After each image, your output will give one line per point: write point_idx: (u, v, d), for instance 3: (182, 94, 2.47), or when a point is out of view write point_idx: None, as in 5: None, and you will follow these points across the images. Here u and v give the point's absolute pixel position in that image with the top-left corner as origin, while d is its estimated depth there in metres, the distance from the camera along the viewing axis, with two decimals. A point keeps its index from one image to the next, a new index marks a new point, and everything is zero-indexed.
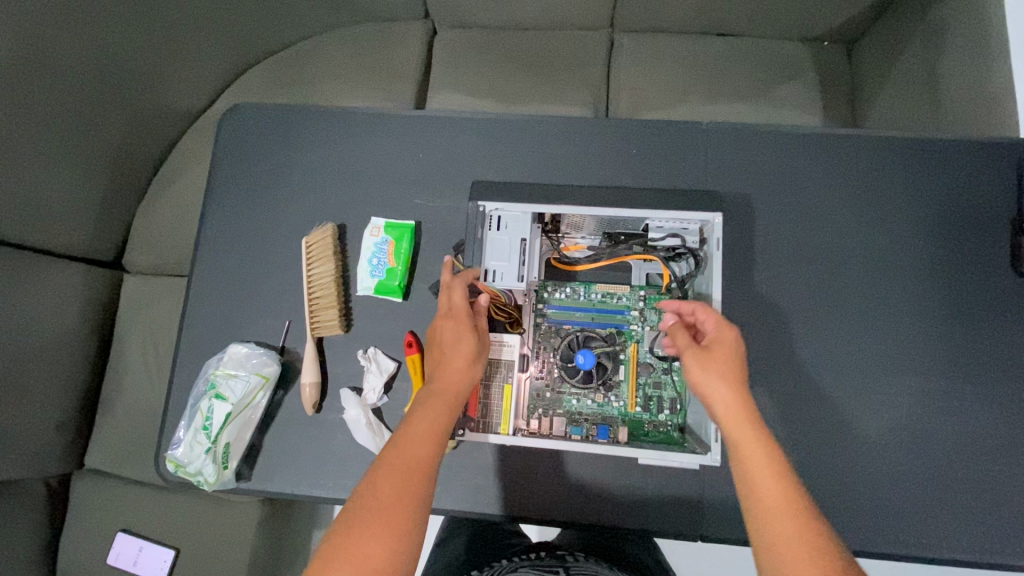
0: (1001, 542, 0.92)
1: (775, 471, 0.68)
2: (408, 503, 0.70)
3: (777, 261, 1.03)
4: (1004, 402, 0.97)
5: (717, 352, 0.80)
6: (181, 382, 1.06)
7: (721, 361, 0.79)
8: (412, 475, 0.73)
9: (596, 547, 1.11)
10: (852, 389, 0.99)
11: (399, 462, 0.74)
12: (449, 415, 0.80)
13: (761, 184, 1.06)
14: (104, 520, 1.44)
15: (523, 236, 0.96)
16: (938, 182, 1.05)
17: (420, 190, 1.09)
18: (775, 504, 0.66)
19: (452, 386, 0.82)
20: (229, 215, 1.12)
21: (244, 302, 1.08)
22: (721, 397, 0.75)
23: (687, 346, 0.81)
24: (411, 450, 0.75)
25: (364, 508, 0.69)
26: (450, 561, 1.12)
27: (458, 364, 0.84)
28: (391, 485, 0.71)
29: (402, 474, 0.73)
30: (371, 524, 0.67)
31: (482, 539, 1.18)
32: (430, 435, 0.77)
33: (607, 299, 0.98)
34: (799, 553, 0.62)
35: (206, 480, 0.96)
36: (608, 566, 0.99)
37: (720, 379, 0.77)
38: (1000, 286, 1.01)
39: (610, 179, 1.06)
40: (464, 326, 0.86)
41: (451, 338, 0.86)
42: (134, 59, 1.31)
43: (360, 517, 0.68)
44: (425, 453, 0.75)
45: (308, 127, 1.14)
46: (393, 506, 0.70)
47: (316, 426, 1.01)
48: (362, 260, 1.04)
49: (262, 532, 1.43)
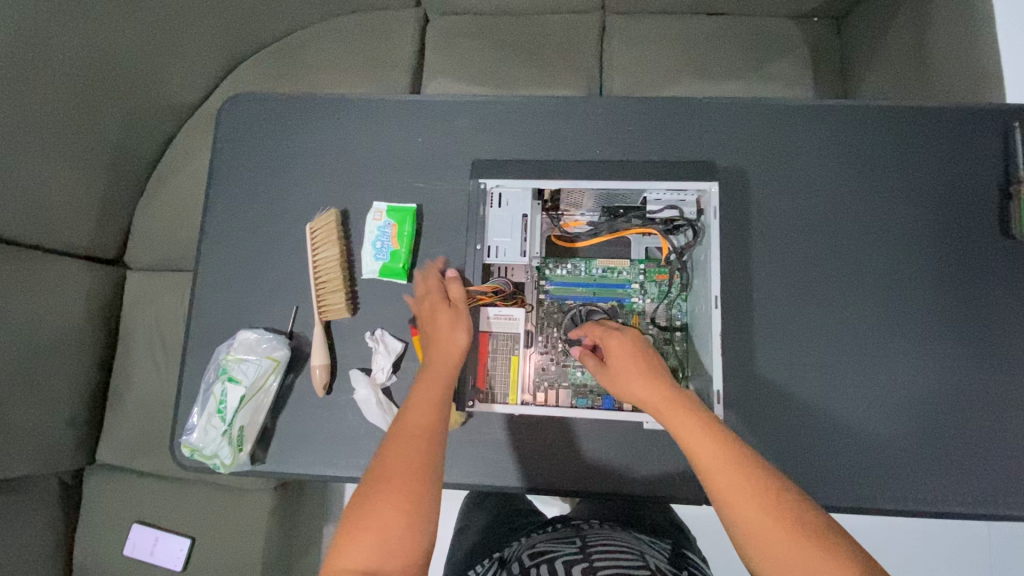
0: (994, 495, 0.96)
1: (703, 433, 0.74)
2: (417, 469, 0.73)
3: (771, 231, 1.05)
4: (996, 360, 1.00)
5: (613, 358, 0.85)
6: (191, 370, 1.08)
7: (623, 353, 0.85)
8: (417, 444, 0.76)
9: (611, 515, 1.14)
10: (847, 354, 1.01)
11: (402, 436, 0.77)
12: (446, 385, 0.84)
13: (755, 156, 1.08)
14: (120, 511, 1.46)
15: (525, 212, 0.98)
16: (927, 149, 1.07)
17: (419, 173, 1.10)
18: (712, 463, 0.71)
19: (442, 357, 0.86)
20: (232, 205, 1.14)
21: (250, 290, 1.10)
22: (643, 392, 0.81)
23: (594, 370, 0.88)
24: (415, 423, 0.79)
25: (372, 484, 0.72)
26: (473, 545, 1.15)
27: (445, 334, 0.88)
28: (399, 454, 0.75)
29: (408, 444, 0.76)
30: (383, 495, 0.70)
31: (501, 520, 1.21)
32: (430, 406, 0.81)
33: (608, 273, 1.00)
34: (748, 499, 0.67)
35: (222, 463, 0.98)
36: (625, 531, 1.02)
37: (632, 377, 0.82)
38: (989, 248, 1.04)
39: (607, 157, 1.08)
40: (439, 302, 0.92)
41: (432, 317, 0.92)
42: (130, 54, 1.32)
43: (371, 492, 0.71)
44: (428, 424, 0.79)
45: (307, 115, 1.15)
46: (405, 474, 0.73)
47: (326, 408, 1.04)
48: (365, 244, 1.06)
49: (275, 518, 1.46)
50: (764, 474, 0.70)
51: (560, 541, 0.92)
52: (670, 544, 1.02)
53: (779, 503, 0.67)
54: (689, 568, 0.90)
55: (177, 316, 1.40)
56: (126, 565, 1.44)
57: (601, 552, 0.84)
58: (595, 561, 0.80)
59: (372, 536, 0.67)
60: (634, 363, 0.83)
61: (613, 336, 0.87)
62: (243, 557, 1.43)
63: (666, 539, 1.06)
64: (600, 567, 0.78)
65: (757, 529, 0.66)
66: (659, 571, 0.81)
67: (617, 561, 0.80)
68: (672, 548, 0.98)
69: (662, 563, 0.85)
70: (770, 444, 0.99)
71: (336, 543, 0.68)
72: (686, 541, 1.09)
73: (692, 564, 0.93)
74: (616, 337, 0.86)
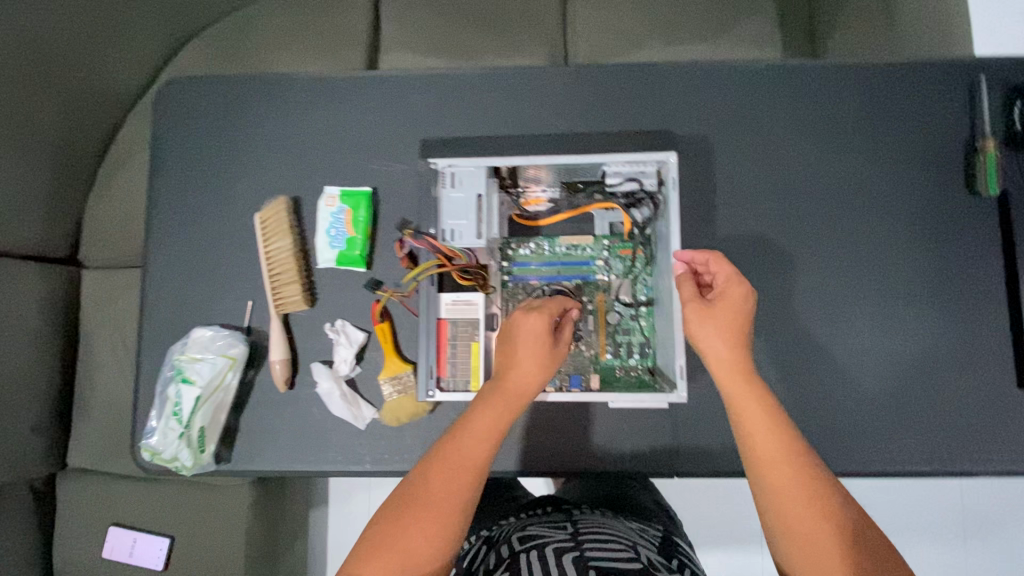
0: (962, 453, 0.96)
1: (769, 425, 0.70)
2: (457, 500, 0.70)
3: (737, 199, 1.03)
4: (962, 319, 1.00)
5: (722, 304, 0.79)
6: (147, 372, 1.04)
7: (717, 331, 0.78)
8: (464, 474, 0.72)
9: (600, 498, 1.12)
10: (817, 320, 1.00)
11: (451, 460, 0.73)
12: (510, 414, 0.77)
13: (719, 122, 1.04)
14: (97, 516, 1.44)
15: (480, 191, 0.86)
16: (892, 108, 1.05)
17: (373, 154, 1.05)
18: (768, 455, 0.69)
19: (517, 390, 0.78)
20: (177, 198, 1.08)
21: (203, 285, 1.05)
22: (717, 353, 0.77)
23: (689, 298, 0.80)
24: (466, 449, 0.73)
25: (412, 501, 0.70)
26: None
27: (530, 366, 0.79)
28: (441, 483, 0.71)
29: (455, 472, 0.72)
30: (419, 519, 0.68)
31: (489, 500, 1.21)
32: (487, 434, 0.75)
33: (572, 250, 0.97)
34: (799, 501, 0.66)
35: (183, 466, 0.96)
36: (616, 516, 1.01)
37: (719, 334, 0.77)
38: (956, 206, 1.02)
39: (567, 129, 1.04)
40: (543, 326, 0.80)
41: (529, 337, 0.81)
42: (64, 39, 1.23)
43: (410, 510, 0.69)
44: (479, 456, 0.73)
45: (251, 98, 1.09)
46: (443, 503, 0.70)
47: (290, 404, 1.01)
48: (319, 231, 1.01)
49: (255, 514, 1.44)
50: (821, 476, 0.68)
51: (551, 526, 0.90)
52: (661, 528, 1.01)
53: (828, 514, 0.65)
54: (679, 557, 0.89)
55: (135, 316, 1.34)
56: (108, 567, 1.42)
57: (593, 541, 0.83)
58: (586, 551, 0.79)
59: (396, 559, 0.67)
60: (723, 347, 0.77)
61: (718, 309, 0.79)
62: (226, 554, 1.41)
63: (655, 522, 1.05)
64: (591, 559, 0.76)
65: (797, 524, 0.65)
66: (650, 564, 0.79)
67: (608, 553, 0.79)
68: (663, 535, 0.97)
69: (654, 555, 0.84)
70: None
71: (364, 548, 0.68)
72: (673, 522, 1.09)
73: (681, 552, 0.92)
74: (740, 290, 0.79)
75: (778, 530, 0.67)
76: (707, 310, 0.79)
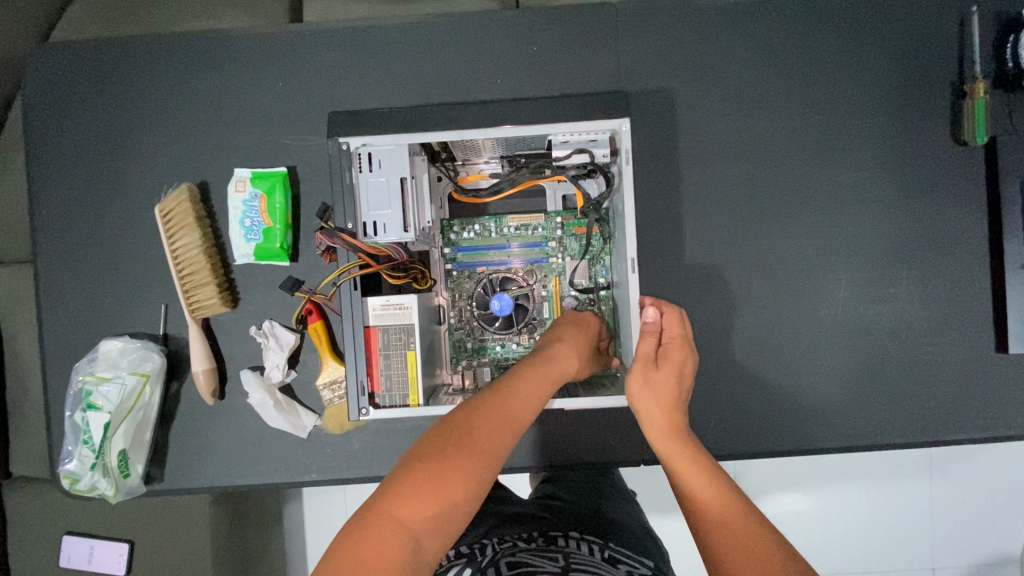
0: (937, 421, 0.92)
1: (719, 492, 0.63)
2: (497, 449, 0.60)
3: (705, 162, 0.93)
4: (943, 280, 0.93)
5: (668, 364, 0.73)
6: (55, 390, 0.93)
7: (656, 395, 0.72)
8: (507, 425, 0.62)
9: (586, 512, 0.92)
10: (789, 291, 0.93)
11: (499, 410, 0.62)
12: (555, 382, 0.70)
13: (684, 74, 0.92)
14: (39, 534, 1.18)
15: (403, 174, 0.73)
16: (876, 49, 0.93)
17: (286, 128, 0.90)
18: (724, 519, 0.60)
19: (564, 357, 0.72)
20: (62, 190, 0.93)
21: (104, 289, 0.92)
22: (650, 417, 0.71)
23: (641, 355, 0.73)
24: (511, 399, 0.64)
25: (457, 445, 0.58)
26: None
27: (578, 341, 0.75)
28: (485, 423, 0.60)
29: (503, 423, 0.61)
30: (465, 463, 0.57)
31: None
32: (534, 396, 0.66)
33: (522, 231, 0.87)
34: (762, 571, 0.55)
35: (105, 493, 0.87)
36: (604, 543, 0.81)
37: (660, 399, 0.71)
38: (939, 160, 0.93)
39: (512, 88, 0.90)
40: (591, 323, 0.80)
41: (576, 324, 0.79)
42: None
43: (454, 451, 0.57)
44: (523, 410, 0.64)
45: (137, 66, 0.92)
46: (487, 444, 0.59)
47: (222, 415, 0.92)
48: (232, 223, 0.88)
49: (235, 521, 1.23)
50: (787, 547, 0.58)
51: (535, 556, 0.72)
52: (652, 560, 0.83)
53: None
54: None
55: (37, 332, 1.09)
56: None
57: None
58: None
59: (428, 499, 0.54)
60: (658, 415, 0.71)
61: (660, 373, 0.72)
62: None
63: (648, 545, 0.88)
64: None
65: None
66: None
67: None
68: (656, 567, 0.81)
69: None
70: (709, 395, 0.92)
71: (391, 491, 0.54)
72: (662, 547, 0.89)
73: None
74: (681, 349, 0.74)
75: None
76: (655, 370, 0.72)
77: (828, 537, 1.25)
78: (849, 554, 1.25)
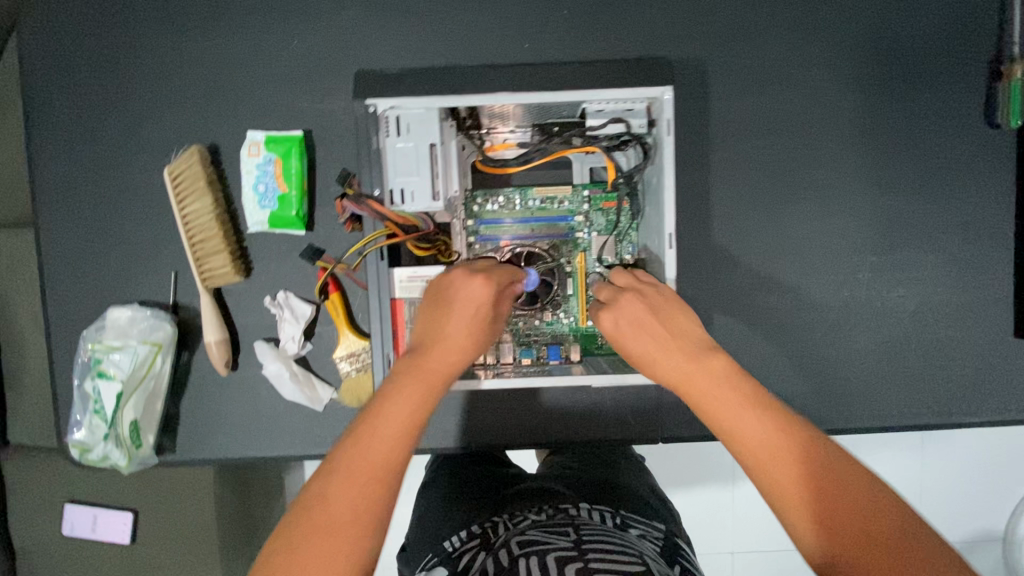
0: (952, 404, 0.93)
1: (766, 428, 0.58)
2: (361, 512, 0.56)
3: (734, 137, 0.90)
4: (966, 264, 0.92)
5: (645, 327, 0.68)
6: (60, 358, 0.90)
7: (661, 351, 0.66)
8: (368, 478, 0.57)
9: (595, 481, 0.92)
10: (814, 271, 0.92)
11: (354, 474, 0.57)
12: (425, 400, 0.62)
13: (718, 44, 0.88)
14: (39, 501, 1.15)
15: (433, 140, 0.70)
16: (912, 23, 0.90)
17: (301, 89, 0.86)
18: (766, 448, 0.57)
19: (436, 367, 0.65)
20: (64, 149, 0.88)
21: (110, 255, 0.88)
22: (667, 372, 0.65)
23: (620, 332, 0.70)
24: (372, 442, 0.58)
25: (314, 533, 0.54)
26: (429, 501, 0.95)
27: (455, 340, 0.67)
28: (342, 487, 0.56)
29: (358, 484, 0.57)
30: (323, 554, 0.53)
31: (462, 471, 0.99)
32: (394, 428, 0.60)
33: (547, 204, 0.84)
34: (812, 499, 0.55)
35: (119, 463, 0.86)
36: (614, 510, 0.82)
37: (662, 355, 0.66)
38: (970, 140, 0.92)
39: (539, 54, 0.86)
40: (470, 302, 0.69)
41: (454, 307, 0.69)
42: None
43: (308, 542, 0.54)
44: (388, 453, 0.58)
45: (142, 17, 0.86)
46: (347, 511, 0.55)
47: (235, 386, 0.90)
48: (245, 188, 0.84)
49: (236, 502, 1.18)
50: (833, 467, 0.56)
51: (547, 528, 0.72)
52: (662, 524, 0.83)
53: (847, 513, 0.53)
54: (682, 562, 0.74)
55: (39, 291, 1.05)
56: (65, 546, 1.16)
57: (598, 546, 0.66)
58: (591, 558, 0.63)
59: None
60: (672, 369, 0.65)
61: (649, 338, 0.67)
62: (200, 548, 1.14)
63: (657, 510, 0.88)
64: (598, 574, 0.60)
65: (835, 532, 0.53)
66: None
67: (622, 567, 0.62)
68: (666, 531, 0.81)
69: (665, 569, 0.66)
70: None
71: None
72: (671, 510, 0.91)
73: (688, 558, 0.75)
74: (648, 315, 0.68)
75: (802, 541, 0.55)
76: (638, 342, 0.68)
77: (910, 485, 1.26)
78: (944, 498, 1.26)
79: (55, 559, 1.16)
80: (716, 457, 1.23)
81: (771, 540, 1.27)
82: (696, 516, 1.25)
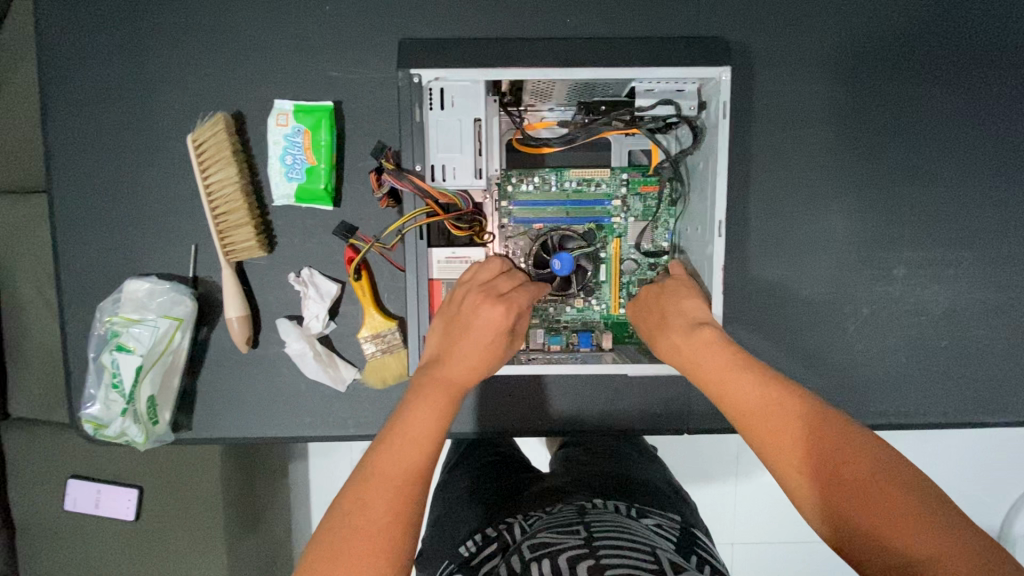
0: (980, 404, 0.92)
1: (766, 397, 0.61)
2: (394, 520, 0.56)
3: (777, 125, 0.88)
4: (1002, 264, 0.91)
5: (665, 320, 0.73)
6: (74, 328, 0.86)
7: (676, 343, 0.70)
8: (394, 487, 0.58)
9: (613, 476, 0.90)
10: (849, 266, 0.90)
11: (387, 480, 0.58)
12: (451, 409, 0.65)
13: (764, 27, 0.86)
14: (38, 476, 1.10)
15: (477, 114, 0.71)
16: (966, 15, 0.88)
17: (331, 57, 0.82)
18: (754, 407, 0.60)
19: (458, 379, 0.67)
20: (80, 109, 0.84)
21: (127, 223, 0.85)
22: (684, 363, 0.69)
23: (647, 330, 0.75)
24: (399, 454, 0.60)
25: (355, 533, 0.55)
26: (450, 498, 0.93)
27: (474, 349, 0.68)
28: (375, 495, 0.57)
29: (386, 490, 0.58)
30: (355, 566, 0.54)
31: (482, 467, 0.98)
32: (416, 437, 0.61)
33: (584, 187, 0.81)
34: (814, 455, 0.56)
35: (134, 440, 0.83)
36: (629, 502, 0.81)
37: (677, 343, 0.70)
38: (1013, 139, 0.90)
39: (582, 31, 0.83)
40: (486, 308, 0.69)
41: (471, 313, 0.69)
42: None
43: (351, 544, 0.55)
44: (416, 462, 0.60)
45: None
46: (380, 520, 0.56)
47: (255, 364, 0.87)
48: (272, 159, 0.81)
49: (245, 483, 1.13)
50: (826, 423, 0.57)
51: (558, 527, 0.69)
52: (678, 515, 0.81)
53: (837, 462, 0.55)
54: (700, 553, 0.71)
55: (48, 260, 1.02)
56: (64, 523, 1.11)
57: (609, 544, 0.64)
58: (601, 558, 0.61)
59: None
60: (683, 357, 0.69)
61: (665, 331, 0.72)
62: (205, 530, 1.09)
63: (674, 503, 0.86)
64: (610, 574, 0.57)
65: (849, 498, 0.53)
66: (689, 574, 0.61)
67: (638, 565, 0.60)
68: (681, 523, 0.79)
69: (679, 563, 0.64)
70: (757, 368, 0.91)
71: None
72: (690, 505, 0.89)
73: (705, 549, 0.73)
74: (660, 311, 0.74)
75: (798, 496, 0.56)
76: (659, 337, 0.73)
77: (940, 479, 1.26)
78: (973, 494, 1.26)
79: (51, 537, 1.11)
80: (731, 451, 1.23)
81: (775, 535, 1.27)
82: (707, 509, 1.25)
